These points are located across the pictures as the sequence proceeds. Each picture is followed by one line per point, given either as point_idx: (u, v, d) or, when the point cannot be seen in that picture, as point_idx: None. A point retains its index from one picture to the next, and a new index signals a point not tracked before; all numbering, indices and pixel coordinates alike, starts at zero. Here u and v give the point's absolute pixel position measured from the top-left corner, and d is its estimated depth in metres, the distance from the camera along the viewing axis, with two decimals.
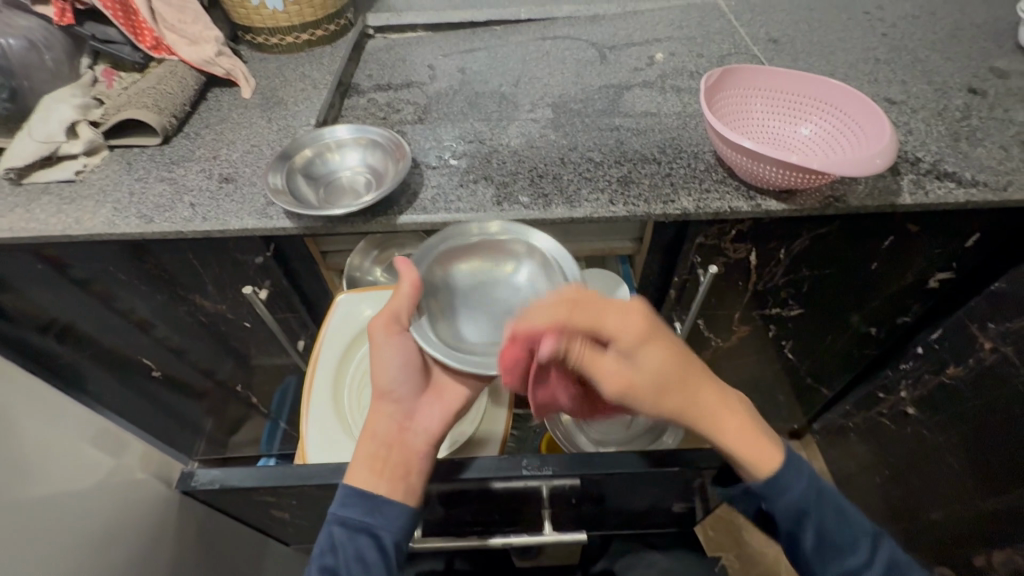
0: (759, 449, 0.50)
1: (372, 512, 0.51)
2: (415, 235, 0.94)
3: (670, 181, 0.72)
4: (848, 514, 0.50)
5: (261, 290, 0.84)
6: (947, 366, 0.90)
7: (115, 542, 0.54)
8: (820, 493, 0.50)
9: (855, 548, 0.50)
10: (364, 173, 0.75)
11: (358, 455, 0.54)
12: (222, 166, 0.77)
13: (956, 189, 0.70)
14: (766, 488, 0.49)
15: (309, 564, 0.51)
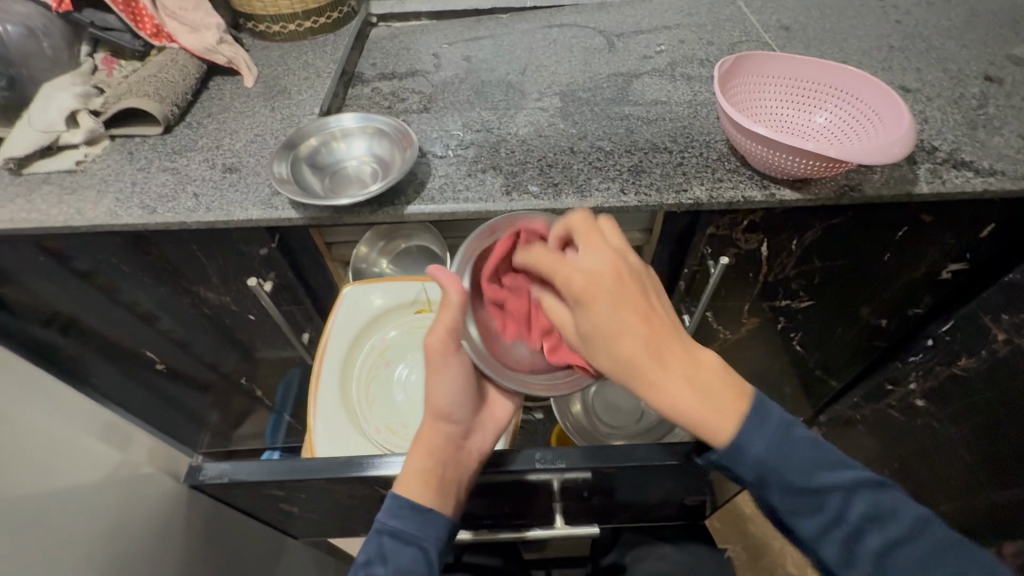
0: (717, 418, 0.46)
1: (425, 526, 0.51)
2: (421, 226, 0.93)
3: (682, 170, 0.71)
4: (820, 470, 0.46)
5: (266, 282, 0.83)
6: (958, 358, 0.89)
7: (122, 536, 0.54)
8: (785, 452, 0.46)
9: (825, 506, 0.46)
10: (370, 163, 0.74)
11: (409, 466, 0.53)
12: (225, 155, 0.76)
13: (973, 178, 0.68)
14: (726, 456, 0.46)
15: (352, 572, 0.50)
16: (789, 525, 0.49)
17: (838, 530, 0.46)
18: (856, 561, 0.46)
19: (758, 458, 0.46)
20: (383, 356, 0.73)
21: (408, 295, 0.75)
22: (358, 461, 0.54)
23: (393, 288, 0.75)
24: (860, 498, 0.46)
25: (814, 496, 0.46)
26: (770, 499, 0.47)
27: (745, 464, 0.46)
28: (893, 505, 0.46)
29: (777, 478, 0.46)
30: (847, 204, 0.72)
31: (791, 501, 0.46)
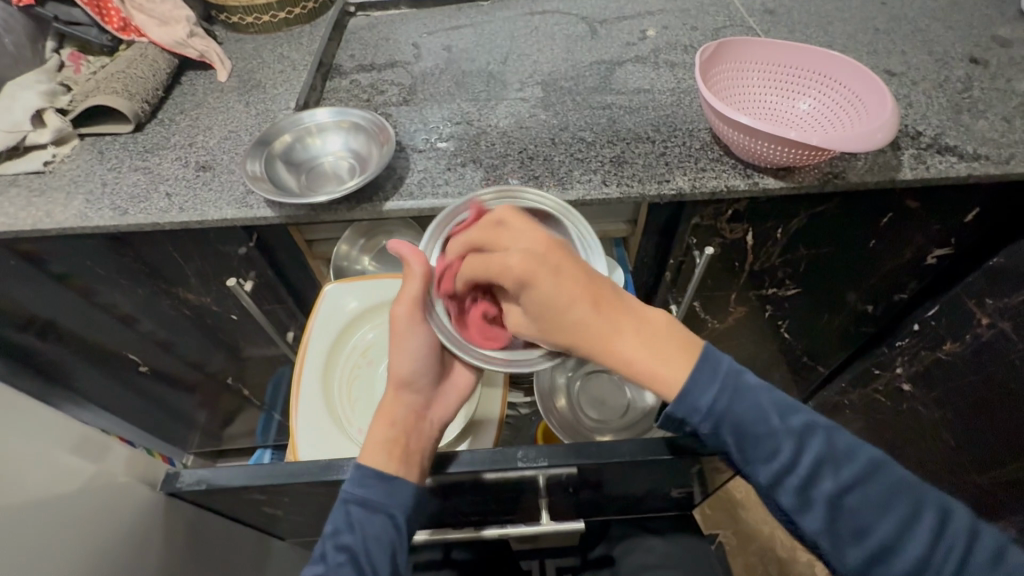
0: (674, 361, 0.45)
1: (396, 489, 0.51)
2: (403, 221, 0.90)
3: (665, 160, 0.70)
4: (771, 411, 0.44)
5: (246, 282, 0.82)
6: (942, 343, 0.89)
7: (100, 547, 0.53)
8: (737, 394, 0.44)
9: (778, 449, 0.43)
10: (347, 158, 0.72)
11: (369, 436, 0.53)
12: (199, 153, 0.74)
13: (957, 163, 0.68)
14: (683, 411, 0.44)
15: (321, 542, 0.50)
16: (747, 477, 0.46)
17: (793, 475, 0.43)
18: (812, 507, 0.43)
19: (710, 400, 0.44)
20: (365, 355, 0.72)
21: (389, 293, 0.74)
22: (338, 463, 0.53)
23: (373, 286, 0.74)
24: (811, 445, 0.43)
25: (768, 439, 0.43)
26: (729, 445, 0.45)
27: (701, 409, 0.44)
28: (852, 454, 0.43)
29: (732, 420, 0.43)
30: (831, 191, 0.71)
31: (744, 447, 0.44)
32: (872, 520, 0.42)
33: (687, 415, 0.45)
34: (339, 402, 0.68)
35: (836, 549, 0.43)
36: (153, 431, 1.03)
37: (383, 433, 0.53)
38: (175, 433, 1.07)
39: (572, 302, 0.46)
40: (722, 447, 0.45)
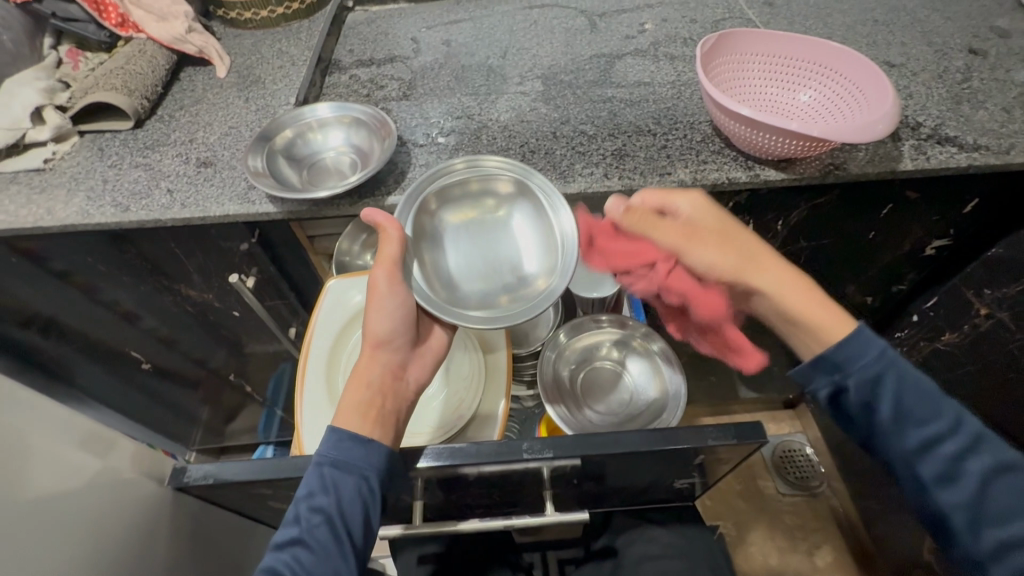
0: (836, 320, 0.50)
1: (368, 453, 0.51)
2: None
3: (666, 153, 0.70)
4: (926, 390, 0.46)
5: (248, 278, 0.82)
6: (941, 333, 0.89)
7: (107, 542, 0.53)
8: (892, 363, 0.46)
9: (941, 417, 0.45)
10: (347, 153, 0.72)
11: (346, 400, 0.55)
12: (199, 149, 0.74)
13: (957, 154, 0.68)
14: (843, 353, 0.48)
15: (294, 505, 0.49)
16: (880, 446, 0.48)
17: (947, 444, 0.44)
18: (959, 484, 0.44)
19: (877, 353, 0.47)
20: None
21: None
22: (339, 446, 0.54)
23: None
24: (975, 424, 0.45)
25: (933, 412, 0.45)
26: (876, 402, 0.46)
27: (861, 363, 0.47)
28: (1004, 449, 0.44)
29: (897, 376, 0.46)
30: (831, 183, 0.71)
31: (902, 407, 0.46)
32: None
33: (846, 364, 0.47)
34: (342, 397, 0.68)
35: (973, 534, 0.44)
36: (156, 428, 1.04)
37: (358, 398, 0.55)
38: (178, 430, 1.08)
39: (746, 257, 0.55)
40: (864, 403, 0.47)
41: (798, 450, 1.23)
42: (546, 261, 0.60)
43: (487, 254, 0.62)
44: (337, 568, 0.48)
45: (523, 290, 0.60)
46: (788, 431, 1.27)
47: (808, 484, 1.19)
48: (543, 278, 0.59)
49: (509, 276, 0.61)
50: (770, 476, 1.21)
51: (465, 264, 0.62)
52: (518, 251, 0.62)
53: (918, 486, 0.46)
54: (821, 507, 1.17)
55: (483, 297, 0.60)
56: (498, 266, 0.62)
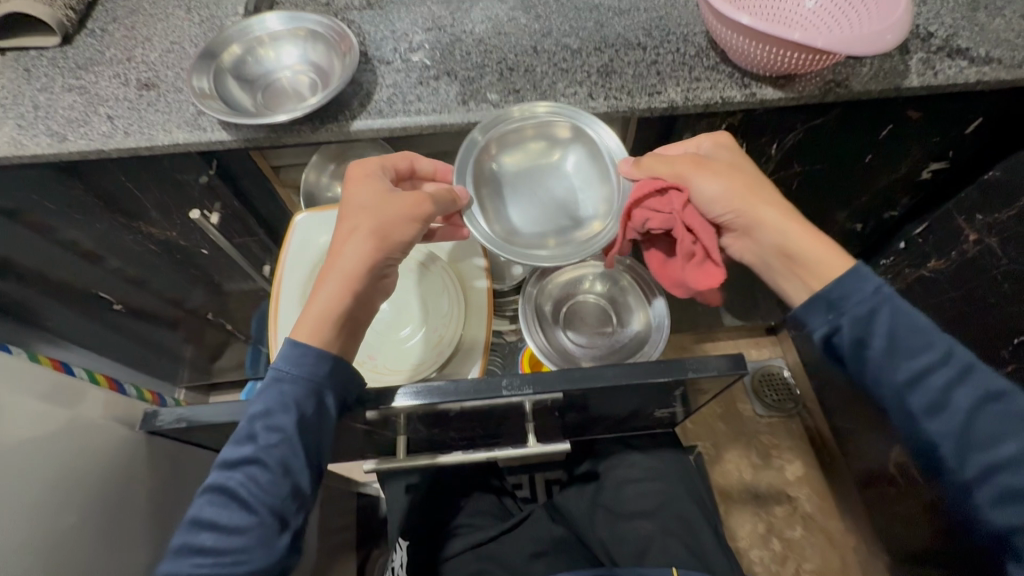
0: (836, 255, 0.48)
1: (323, 369, 0.49)
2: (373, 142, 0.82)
3: (657, 69, 0.64)
4: (918, 321, 0.45)
5: (212, 214, 0.77)
6: (928, 260, 0.89)
7: (76, 492, 0.52)
8: (886, 297, 0.46)
9: (932, 349, 0.44)
10: (306, 73, 0.65)
11: (320, 301, 0.50)
12: (139, 69, 0.66)
13: (967, 68, 0.63)
14: (840, 289, 0.47)
15: (247, 422, 0.47)
16: (871, 380, 0.47)
17: (936, 375, 0.44)
18: (945, 411, 0.44)
19: (869, 289, 0.46)
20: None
21: None
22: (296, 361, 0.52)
23: None
24: (966, 354, 0.44)
25: (925, 341, 0.45)
26: (868, 339, 0.46)
27: (856, 300, 0.46)
28: (993, 375, 0.44)
29: (891, 310, 0.45)
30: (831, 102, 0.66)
31: (894, 341, 0.45)
32: (1008, 434, 0.42)
33: (841, 303, 0.47)
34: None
35: (958, 457, 0.44)
36: (138, 368, 1.02)
37: (342, 300, 0.50)
38: (162, 369, 1.07)
39: (755, 191, 0.52)
40: (857, 339, 0.46)
41: (776, 375, 1.27)
42: (601, 200, 0.59)
43: (538, 199, 0.61)
44: (297, 481, 0.47)
45: (573, 232, 0.59)
46: (768, 356, 1.30)
47: (784, 406, 1.24)
48: (597, 221, 0.58)
49: (564, 219, 0.60)
50: (748, 398, 1.26)
51: (522, 206, 0.61)
52: (561, 191, 0.61)
53: (908, 417, 0.46)
54: (794, 426, 1.23)
55: (536, 239, 0.59)
56: (553, 208, 0.61)
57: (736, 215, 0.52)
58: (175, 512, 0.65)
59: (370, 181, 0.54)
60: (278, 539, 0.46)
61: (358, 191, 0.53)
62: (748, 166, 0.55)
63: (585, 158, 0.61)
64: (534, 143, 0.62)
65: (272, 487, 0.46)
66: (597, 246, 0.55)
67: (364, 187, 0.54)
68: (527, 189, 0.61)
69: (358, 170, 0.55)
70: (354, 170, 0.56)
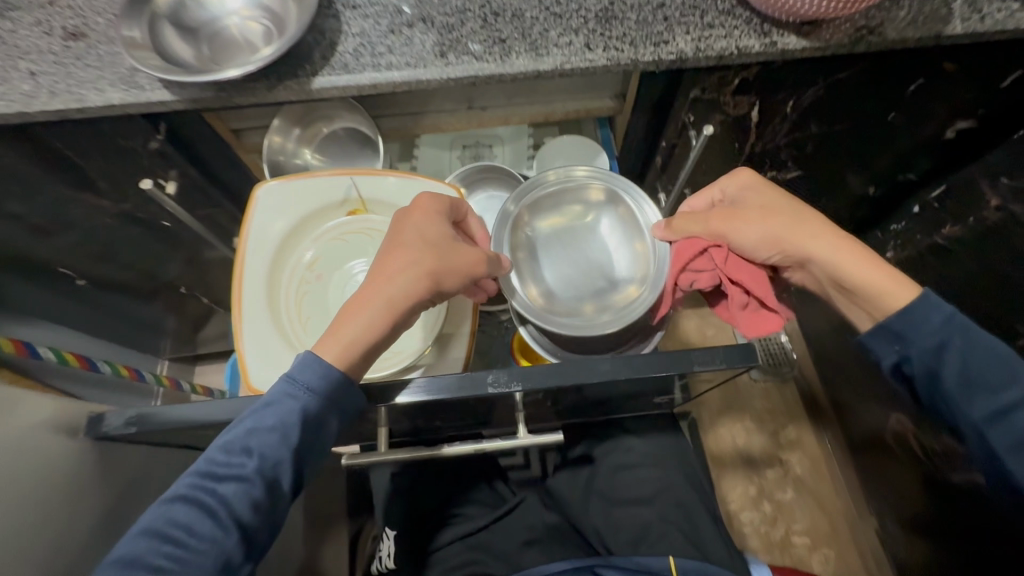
0: (901, 282, 0.44)
1: (328, 385, 0.45)
2: (345, 103, 0.74)
3: (664, 13, 0.56)
4: (997, 351, 0.42)
5: (168, 183, 0.69)
6: (942, 228, 0.83)
7: (18, 501, 0.47)
8: (960, 325, 0.42)
9: (1013, 382, 0.41)
10: (258, 18, 0.56)
11: (356, 329, 0.46)
12: (64, 16, 0.57)
13: (1018, 11, 0.55)
14: (903, 323, 0.44)
15: (249, 434, 0.43)
16: (948, 414, 0.44)
17: (1020, 412, 0.41)
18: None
19: (942, 321, 0.42)
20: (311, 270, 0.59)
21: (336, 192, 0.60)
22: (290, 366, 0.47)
23: (317, 185, 0.60)
24: None
25: (1003, 372, 0.41)
26: (939, 372, 0.43)
27: (923, 331, 0.43)
28: None
29: (962, 340, 0.42)
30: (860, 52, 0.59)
31: (967, 375, 0.42)
32: None
33: (907, 337, 0.44)
34: (290, 324, 0.57)
35: None
36: None
37: (381, 329, 0.47)
38: None
39: (796, 228, 0.48)
40: (927, 372, 0.44)
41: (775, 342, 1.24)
42: (638, 264, 0.57)
43: (574, 261, 0.60)
44: (274, 504, 0.44)
45: (610, 296, 0.57)
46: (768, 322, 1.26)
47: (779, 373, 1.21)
48: (634, 286, 0.56)
49: (602, 282, 0.58)
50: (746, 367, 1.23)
51: (559, 269, 0.60)
52: (597, 253, 0.60)
53: (989, 455, 0.43)
54: (790, 393, 1.21)
55: (574, 304, 0.58)
56: (590, 272, 0.59)
57: (782, 256, 0.49)
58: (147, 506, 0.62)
59: (434, 220, 0.51)
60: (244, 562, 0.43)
61: (426, 231, 0.50)
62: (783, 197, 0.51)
63: (621, 222, 0.59)
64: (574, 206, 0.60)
65: (252, 509, 0.43)
66: (632, 316, 0.53)
67: (428, 225, 0.50)
68: (562, 252, 0.60)
69: (429, 206, 0.51)
70: (422, 202, 0.52)
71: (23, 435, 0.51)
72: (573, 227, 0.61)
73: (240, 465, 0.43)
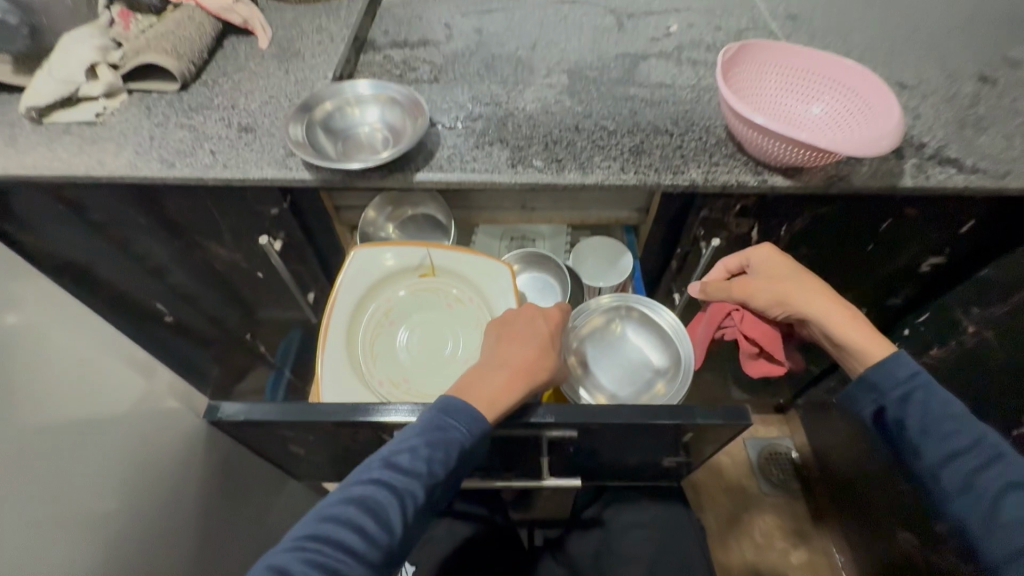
0: (879, 341, 0.61)
1: (480, 429, 0.54)
2: (428, 195, 0.93)
3: (681, 152, 0.74)
4: (950, 419, 0.55)
5: (276, 241, 0.86)
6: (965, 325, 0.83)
7: (133, 478, 0.53)
8: (942, 410, 0.56)
9: (959, 435, 0.55)
10: (382, 131, 0.77)
11: (511, 399, 0.55)
12: (241, 115, 0.77)
13: (956, 175, 0.71)
14: (879, 377, 0.59)
15: (420, 456, 0.51)
16: (915, 454, 0.57)
17: (965, 457, 0.54)
18: (973, 492, 0.53)
19: (906, 377, 0.58)
20: (387, 316, 0.75)
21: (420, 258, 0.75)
22: (363, 407, 0.57)
23: (406, 249, 0.76)
24: (989, 442, 0.54)
25: (957, 427, 0.55)
26: (906, 423, 0.57)
27: (892, 386, 0.58)
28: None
29: (923, 394, 0.57)
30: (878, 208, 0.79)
31: (927, 426, 0.56)
32: None
33: (882, 385, 0.59)
34: (361, 355, 0.71)
35: (987, 536, 0.52)
36: None
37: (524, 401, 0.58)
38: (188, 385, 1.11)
39: (802, 291, 0.66)
40: (897, 419, 0.58)
41: (783, 453, 1.28)
42: (667, 353, 0.78)
43: (619, 364, 0.78)
44: (422, 518, 0.53)
45: (654, 382, 0.76)
46: (776, 435, 1.32)
47: (789, 485, 1.24)
48: (670, 370, 0.76)
49: (645, 373, 0.77)
50: (755, 474, 1.25)
51: (609, 372, 0.77)
52: (632, 354, 0.78)
53: (942, 494, 0.56)
54: (798, 507, 1.22)
55: (630, 395, 0.75)
56: (633, 368, 0.78)
57: (788, 312, 0.67)
58: (219, 518, 0.67)
59: (557, 328, 0.64)
60: (379, 574, 0.49)
61: (558, 333, 0.64)
62: (788, 265, 0.68)
63: (647, 327, 0.79)
64: (600, 322, 0.80)
65: (414, 519, 0.51)
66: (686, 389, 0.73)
67: (557, 329, 0.64)
68: (604, 359, 0.78)
69: (563, 314, 0.66)
70: (556, 309, 0.66)
71: (150, 419, 0.55)
72: (609, 340, 0.79)
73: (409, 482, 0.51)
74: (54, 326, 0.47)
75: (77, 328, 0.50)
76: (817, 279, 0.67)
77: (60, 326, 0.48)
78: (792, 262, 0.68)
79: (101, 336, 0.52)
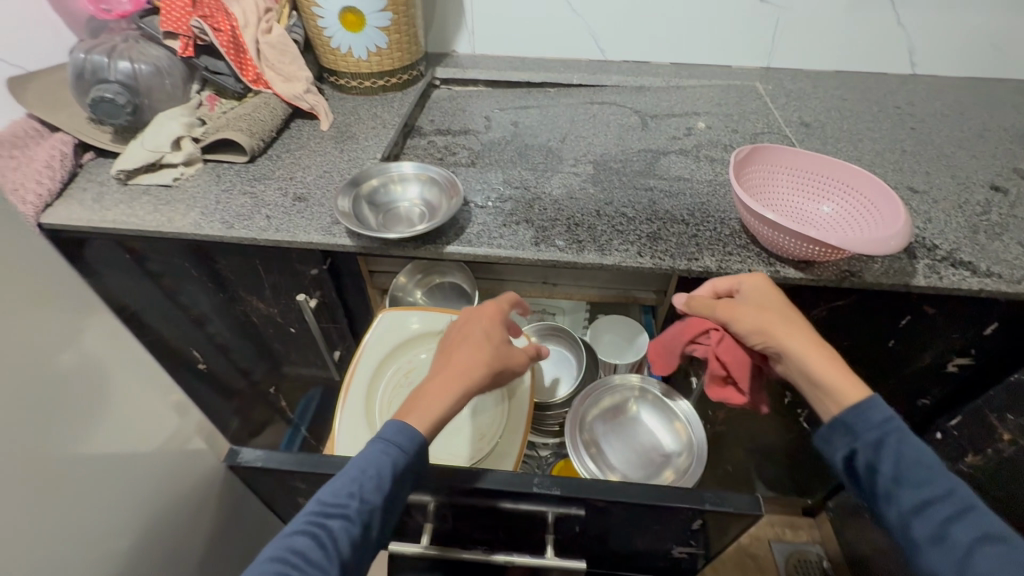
0: (855, 387, 0.55)
1: (414, 445, 0.53)
2: (457, 266, 1.00)
3: (697, 241, 0.78)
4: (922, 464, 0.49)
5: (312, 299, 0.92)
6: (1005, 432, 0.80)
7: (151, 515, 0.55)
8: (914, 454, 0.49)
9: (931, 483, 0.48)
10: (419, 206, 0.85)
11: (444, 407, 0.55)
12: (297, 186, 0.87)
13: (970, 277, 0.72)
14: (853, 417, 0.53)
15: (355, 479, 0.50)
16: (884, 504, 0.50)
17: (940, 506, 0.47)
18: (947, 548, 0.45)
19: (881, 420, 0.52)
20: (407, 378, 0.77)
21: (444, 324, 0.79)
22: None
23: (433, 316, 0.80)
24: (964, 491, 0.47)
25: (931, 476, 0.48)
26: (878, 469, 0.50)
27: (865, 427, 0.52)
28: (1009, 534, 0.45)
29: (898, 438, 0.50)
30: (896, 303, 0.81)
31: (899, 471, 0.49)
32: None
33: (856, 428, 0.52)
34: (378, 413, 0.73)
35: None
36: None
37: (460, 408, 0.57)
38: None
39: (784, 324, 0.60)
40: (870, 464, 0.51)
41: (813, 561, 1.19)
42: (679, 437, 0.77)
43: (630, 444, 0.78)
44: (362, 552, 0.50)
45: (664, 466, 0.76)
46: (804, 540, 1.23)
47: None
48: (682, 456, 0.75)
49: (656, 456, 0.77)
50: None
51: (620, 451, 0.77)
52: (644, 435, 0.79)
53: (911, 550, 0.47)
54: None
55: (638, 477, 0.75)
56: (644, 449, 0.77)
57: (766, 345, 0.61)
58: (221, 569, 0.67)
59: (495, 328, 0.63)
60: None
61: (493, 333, 0.63)
62: (775, 298, 0.63)
63: (662, 408, 0.79)
64: (615, 399, 0.80)
65: (350, 550, 0.48)
66: (699, 475, 0.72)
67: (496, 330, 0.63)
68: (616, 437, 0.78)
69: (498, 313, 0.65)
70: (491, 309, 0.66)
71: (177, 459, 0.58)
72: (623, 418, 0.80)
73: (343, 505, 0.49)
74: (116, 364, 0.51)
75: (133, 366, 0.53)
76: (801, 317, 0.61)
77: (120, 364, 0.52)
78: (783, 296, 0.64)
79: (152, 377, 0.56)
